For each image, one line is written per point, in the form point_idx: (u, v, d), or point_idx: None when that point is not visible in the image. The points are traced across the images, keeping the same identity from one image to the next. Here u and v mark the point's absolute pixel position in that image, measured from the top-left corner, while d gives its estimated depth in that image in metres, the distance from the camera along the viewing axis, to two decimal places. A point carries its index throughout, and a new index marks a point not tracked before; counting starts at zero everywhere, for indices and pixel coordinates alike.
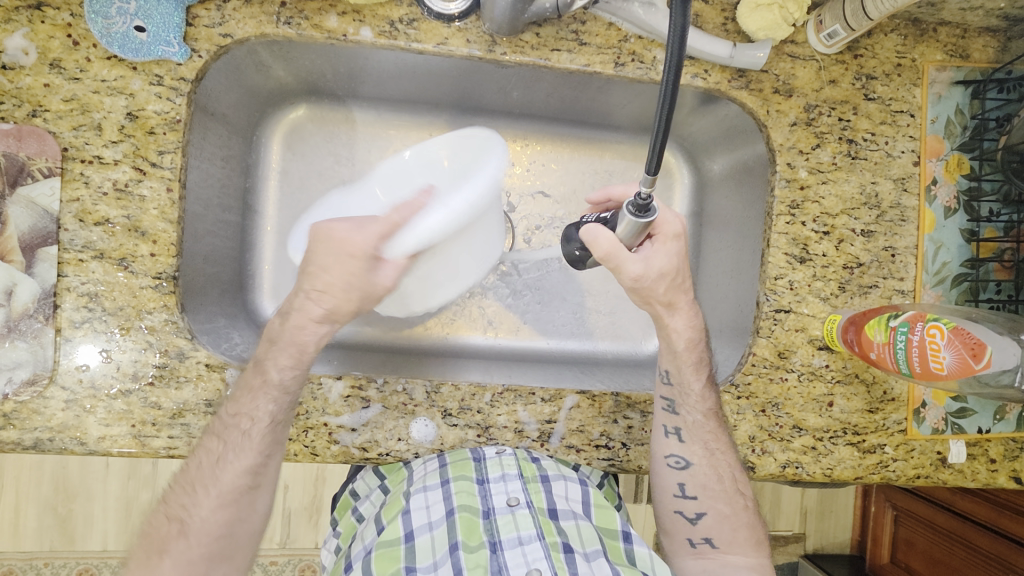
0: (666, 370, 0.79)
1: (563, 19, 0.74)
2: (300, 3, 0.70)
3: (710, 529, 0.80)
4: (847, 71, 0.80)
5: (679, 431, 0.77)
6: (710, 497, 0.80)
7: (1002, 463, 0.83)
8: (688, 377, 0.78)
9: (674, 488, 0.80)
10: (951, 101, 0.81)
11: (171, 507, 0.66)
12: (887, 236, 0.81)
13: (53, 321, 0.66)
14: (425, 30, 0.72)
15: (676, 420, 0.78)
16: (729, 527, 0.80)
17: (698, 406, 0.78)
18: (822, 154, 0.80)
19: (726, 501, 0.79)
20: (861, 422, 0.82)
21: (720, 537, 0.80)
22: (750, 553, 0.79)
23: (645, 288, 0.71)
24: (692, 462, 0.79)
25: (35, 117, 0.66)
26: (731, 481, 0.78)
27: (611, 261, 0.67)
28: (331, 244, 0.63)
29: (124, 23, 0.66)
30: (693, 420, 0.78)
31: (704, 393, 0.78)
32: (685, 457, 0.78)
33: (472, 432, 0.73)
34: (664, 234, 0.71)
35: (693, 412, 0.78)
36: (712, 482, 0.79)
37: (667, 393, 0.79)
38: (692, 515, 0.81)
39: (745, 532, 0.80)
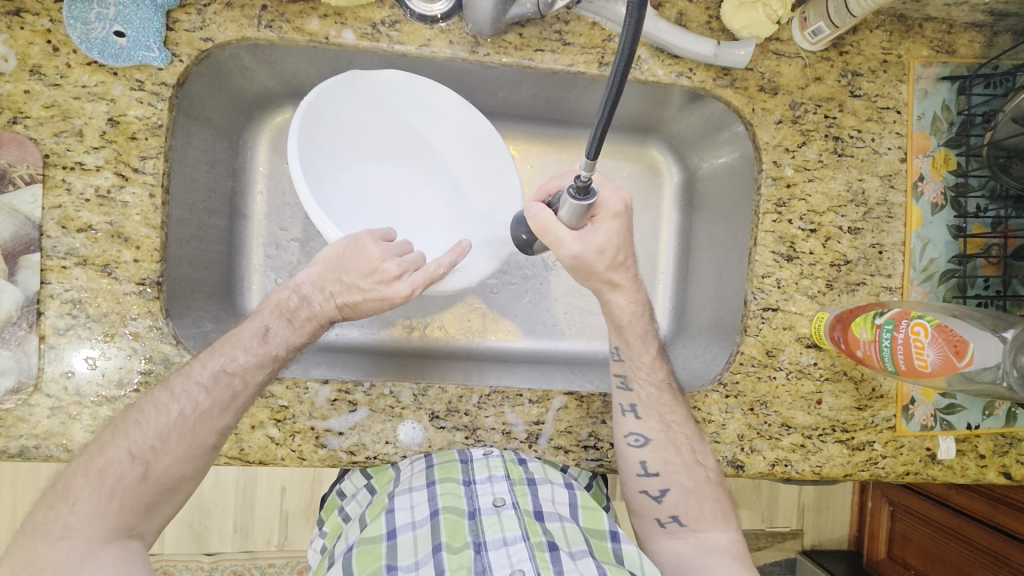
0: (616, 346, 0.79)
1: (546, 19, 0.74)
2: (282, 7, 0.70)
3: (678, 507, 0.76)
4: (833, 68, 0.80)
5: (633, 407, 0.77)
6: (673, 472, 0.76)
7: (992, 458, 0.83)
8: (638, 350, 0.79)
9: (635, 467, 0.76)
10: (937, 97, 0.81)
11: (136, 446, 0.62)
12: (874, 233, 0.81)
13: (38, 328, 0.66)
14: (407, 32, 0.72)
15: (630, 395, 0.77)
16: (695, 502, 0.76)
17: (649, 379, 0.79)
18: (808, 151, 0.80)
19: (688, 475, 0.76)
20: (850, 420, 0.82)
21: (689, 514, 0.76)
22: (721, 530, 0.76)
23: (586, 264, 0.70)
24: (650, 437, 0.75)
25: (15, 124, 0.65)
26: (689, 451, 0.76)
27: (546, 238, 0.66)
28: (362, 254, 0.68)
29: (104, 29, 0.66)
30: (645, 394, 0.77)
31: (653, 364, 0.79)
32: (642, 433, 0.76)
33: (460, 435, 0.74)
34: (603, 213, 0.69)
35: (646, 386, 0.78)
36: (671, 455, 0.76)
37: (620, 369, 0.79)
38: (658, 494, 0.77)
39: (713, 507, 0.76)
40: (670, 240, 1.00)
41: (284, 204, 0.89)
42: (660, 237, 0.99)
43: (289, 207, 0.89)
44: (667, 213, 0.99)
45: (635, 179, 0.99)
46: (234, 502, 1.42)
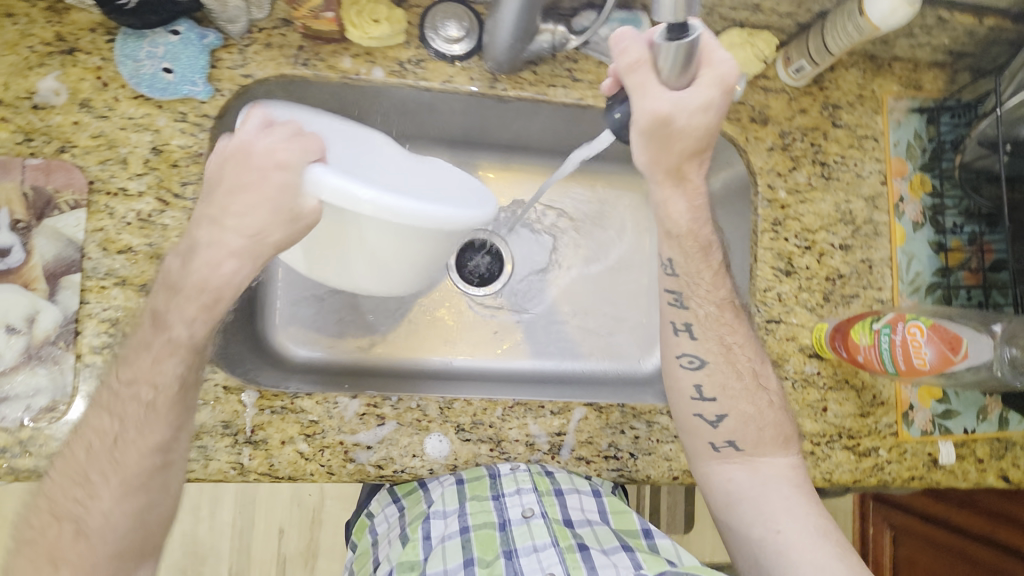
0: (671, 256, 0.77)
1: (558, 59, 0.82)
2: (317, 48, 0.76)
3: (732, 431, 0.77)
4: (815, 102, 0.88)
5: (689, 327, 0.78)
6: (731, 397, 0.77)
7: (989, 462, 0.89)
8: (698, 263, 0.76)
9: (691, 390, 0.77)
10: (909, 127, 0.89)
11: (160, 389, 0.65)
12: (863, 249, 0.88)
13: (75, 346, 0.68)
14: (432, 70, 0.78)
15: (684, 314, 0.78)
16: (754, 428, 0.77)
17: (709, 297, 0.77)
18: (799, 175, 0.87)
19: (748, 400, 0.77)
20: (855, 426, 0.86)
21: (744, 439, 0.77)
22: (778, 453, 0.77)
23: (670, 130, 0.65)
24: (706, 360, 0.78)
25: (64, 153, 0.69)
26: (750, 374, 0.78)
27: (631, 76, 0.63)
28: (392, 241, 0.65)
29: (153, 66, 0.71)
30: (703, 312, 0.78)
31: (714, 282, 0.78)
32: (696, 355, 0.78)
33: (485, 447, 0.76)
34: (710, 77, 0.62)
35: (705, 304, 0.78)
36: (730, 379, 0.77)
37: (674, 286, 0.78)
38: (714, 419, 0.77)
39: (772, 433, 0.77)
40: None
41: None
42: (661, 262, 1.06)
43: None
44: None
45: (635, 208, 1.06)
46: (231, 546, 1.45)
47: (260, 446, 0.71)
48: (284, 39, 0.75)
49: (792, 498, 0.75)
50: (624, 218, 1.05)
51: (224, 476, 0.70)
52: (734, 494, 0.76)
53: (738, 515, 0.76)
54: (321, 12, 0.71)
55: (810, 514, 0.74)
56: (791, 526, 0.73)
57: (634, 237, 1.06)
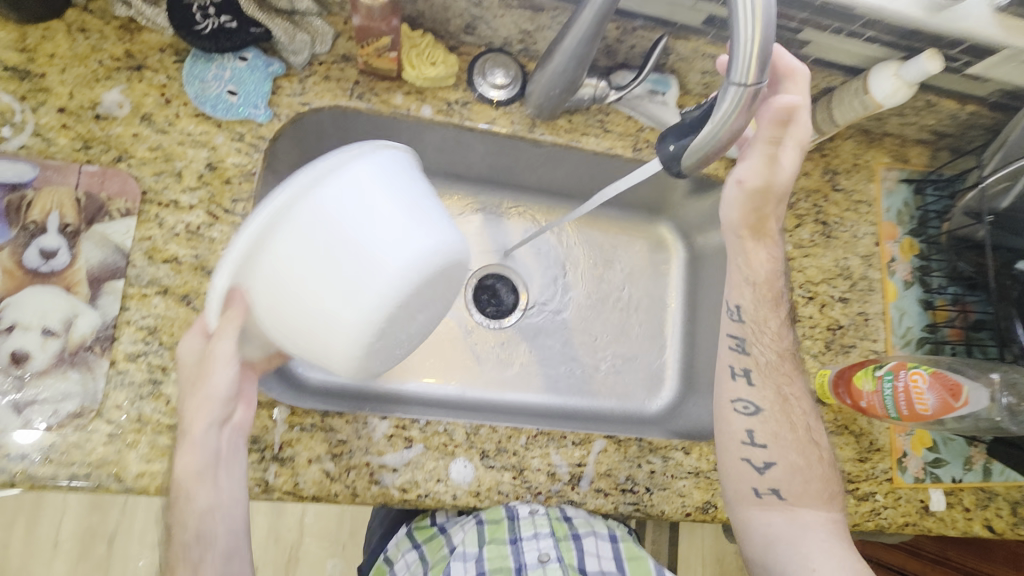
0: (739, 305, 0.85)
1: (591, 111, 0.89)
2: (372, 83, 0.81)
3: (777, 480, 0.81)
4: (817, 167, 0.97)
5: (747, 373, 0.85)
6: (783, 446, 0.82)
7: (976, 511, 0.93)
8: (767, 314, 0.84)
9: (742, 434, 0.83)
10: (899, 195, 0.99)
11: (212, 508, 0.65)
12: (860, 303, 0.95)
13: (110, 352, 0.68)
14: (477, 111, 0.84)
15: (745, 360, 0.85)
16: (801, 480, 0.81)
17: (770, 346, 0.85)
18: (802, 233, 0.95)
19: (798, 450, 0.82)
20: (854, 470, 0.90)
21: (788, 489, 0.81)
22: (822, 508, 0.80)
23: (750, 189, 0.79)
24: (762, 407, 0.83)
25: (120, 162, 0.71)
26: (804, 429, 0.83)
27: None
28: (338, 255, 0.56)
29: (218, 87, 0.74)
30: (761, 359, 0.84)
31: (778, 332, 0.86)
32: (752, 402, 0.83)
33: (508, 474, 0.77)
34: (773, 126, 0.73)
35: (766, 353, 0.85)
36: (783, 429, 0.83)
37: (739, 332, 0.85)
38: (761, 466, 0.82)
39: (818, 486, 0.81)
40: (678, 308, 1.11)
41: None
42: (669, 306, 1.11)
43: None
44: (675, 285, 1.12)
45: (646, 253, 1.12)
46: None
47: (287, 463, 0.71)
48: (342, 74, 0.80)
49: (829, 545, 0.78)
50: (635, 263, 1.11)
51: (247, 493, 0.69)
52: (770, 538, 0.80)
53: (777, 557, 0.80)
54: (385, 52, 0.75)
55: (848, 560, 0.77)
56: (825, 567, 0.77)
57: (644, 282, 1.11)
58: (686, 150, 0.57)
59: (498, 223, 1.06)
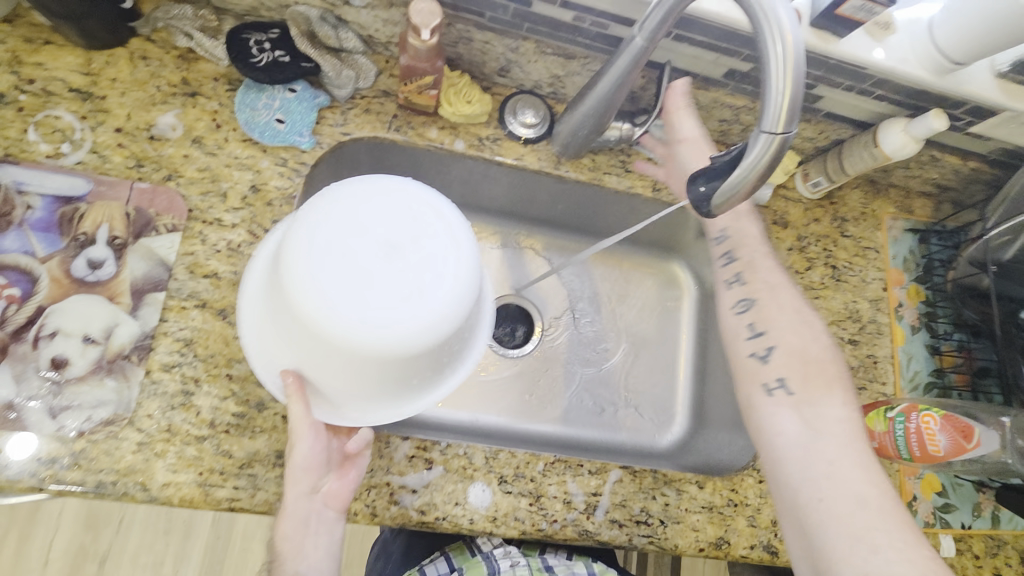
0: (721, 227, 0.87)
1: (613, 152, 0.93)
2: (409, 117, 0.85)
3: (783, 368, 0.77)
4: (827, 213, 1.01)
5: (738, 278, 0.84)
6: (778, 329, 0.79)
7: (985, 559, 0.94)
8: (744, 223, 0.87)
9: (744, 330, 0.80)
10: (905, 243, 1.03)
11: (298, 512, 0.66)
12: (868, 345, 0.97)
13: (146, 362, 0.69)
14: (506, 147, 0.89)
15: (734, 267, 0.85)
16: (800, 362, 0.76)
17: (765, 265, 0.84)
18: (813, 275, 0.98)
19: (794, 332, 0.78)
20: None
21: (793, 379, 0.76)
22: (836, 404, 0.74)
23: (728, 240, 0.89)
24: (755, 300, 0.81)
25: (170, 181, 0.75)
26: (791, 309, 0.80)
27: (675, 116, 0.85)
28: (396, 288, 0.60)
29: (267, 115, 0.79)
30: (749, 261, 0.84)
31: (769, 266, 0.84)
32: (747, 298, 0.82)
33: (524, 500, 0.77)
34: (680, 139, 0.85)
35: (755, 261, 0.85)
36: (776, 313, 0.80)
37: (722, 248, 0.86)
38: (764, 355, 0.78)
39: (819, 373, 0.77)
40: (689, 345, 1.13)
41: None
42: (680, 343, 1.13)
43: None
44: (686, 322, 1.14)
45: (658, 290, 1.15)
46: None
47: None
48: (382, 108, 0.85)
49: (842, 466, 0.70)
50: (648, 299, 1.14)
51: (269, 509, 0.69)
52: (780, 449, 0.72)
53: (784, 474, 0.72)
54: (426, 89, 0.79)
55: (860, 478, 0.68)
56: (833, 493, 0.68)
57: (655, 318, 1.13)
58: (714, 192, 0.60)
59: (517, 256, 1.10)
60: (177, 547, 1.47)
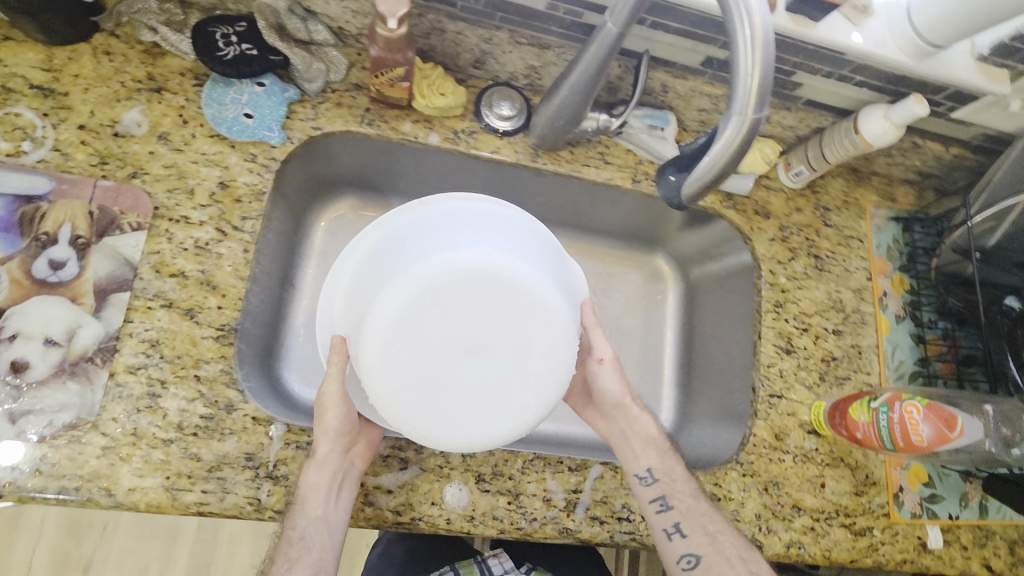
0: (647, 466, 0.80)
1: (592, 144, 0.92)
2: (382, 110, 0.84)
3: (677, 514, 0.76)
4: (809, 203, 1.00)
5: (662, 501, 0.77)
6: (676, 490, 0.78)
7: (973, 549, 0.93)
8: (671, 462, 0.81)
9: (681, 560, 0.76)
10: (888, 232, 1.02)
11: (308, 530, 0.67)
12: (852, 335, 0.96)
13: (110, 364, 0.68)
14: (482, 140, 0.87)
15: (671, 515, 0.77)
16: (695, 515, 0.76)
17: (686, 492, 0.78)
18: (796, 265, 0.97)
19: (705, 521, 0.76)
20: (850, 504, 0.89)
21: (691, 536, 0.75)
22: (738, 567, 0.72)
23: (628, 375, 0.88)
24: (700, 555, 0.75)
25: (134, 178, 0.73)
26: (682, 479, 0.80)
27: None
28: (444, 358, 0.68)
29: (235, 110, 0.77)
30: (686, 507, 0.77)
31: (663, 454, 0.81)
32: (661, 501, 0.77)
33: (503, 499, 0.76)
34: None
35: (685, 500, 0.78)
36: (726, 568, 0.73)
37: (653, 492, 0.78)
38: (661, 506, 0.77)
39: (708, 515, 0.76)
40: (674, 338, 1.13)
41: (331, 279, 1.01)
42: (664, 336, 1.12)
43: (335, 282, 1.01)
44: (671, 315, 1.13)
45: (642, 284, 1.13)
46: None
47: (281, 482, 0.70)
48: (354, 101, 0.83)
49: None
50: (632, 293, 1.13)
51: (239, 512, 0.68)
52: None
53: None
54: (398, 82, 0.77)
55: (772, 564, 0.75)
56: None
57: (639, 311, 1.13)
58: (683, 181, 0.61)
59: None
60: (162, 552, 1.46)
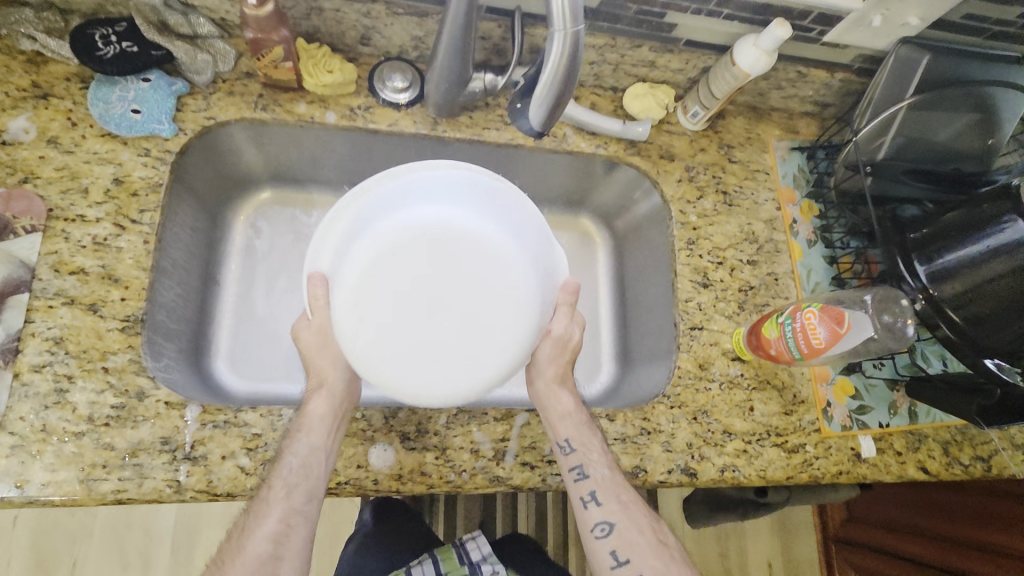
0: (566, 438, 0.79)
1: (490, 107, 0.94)
2: (275, 95, 0.86)
3: (619, 540, 0.77)
4: (712, 143, 1.03)
5: (593, 496, 0.77)
6: (623, 516, 0.77)
7: (907, 454, 0.96)
8: (589, 438, 0.79)
9: (607, 558, 0.77)
10: (793, 162, 1.05)
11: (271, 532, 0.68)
12: (768, 264, 0.99)
13: (14, 364, 0.68)
14: (379, 114, 0.89)
15: (588, 485, 0.77)
16: (637, 534, 0.77)
17: (601, 461, 0.79)
18: (705, 203, 0.99)
19: (640, 530, 0.77)
20: (780, 424, 0.92)
21: (629, 550, 0.76)
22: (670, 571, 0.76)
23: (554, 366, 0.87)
24: (614, 523, 0.77)
25: (26, 183, 0.74)
26: (621, 489, 0.78)
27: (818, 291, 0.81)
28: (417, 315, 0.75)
29: (122, 107, 0.79)
30: (601, 477, 0.78)
31: (594, 443, 0.79)
32: (604, 514, 0.77)
33: (430, 455, 0.78)
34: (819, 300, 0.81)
35: (601, 470, 0.78)
36: (636, 535, 0.77)
37: (573, 461, 0.78)
38: (602, 527, 0.77)
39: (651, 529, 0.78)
40: (607, 292, 1.15)
41: (257, 272, 1.03)
42: (598, 292, 1.15)
43: (262, 275, 1.03)
44: (602, 271, 1.16)
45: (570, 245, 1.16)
46: None
47: (200, 462, 0.70)
48: (246, 88, 0.85)
49: None
50: (561, 254, 1.16)
51: (159, 496, 0.69)
52: None
53: None
54: (280, 62, 0.79)
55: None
56: None
57: (569, 273, 1.16)
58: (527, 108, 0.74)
59: None
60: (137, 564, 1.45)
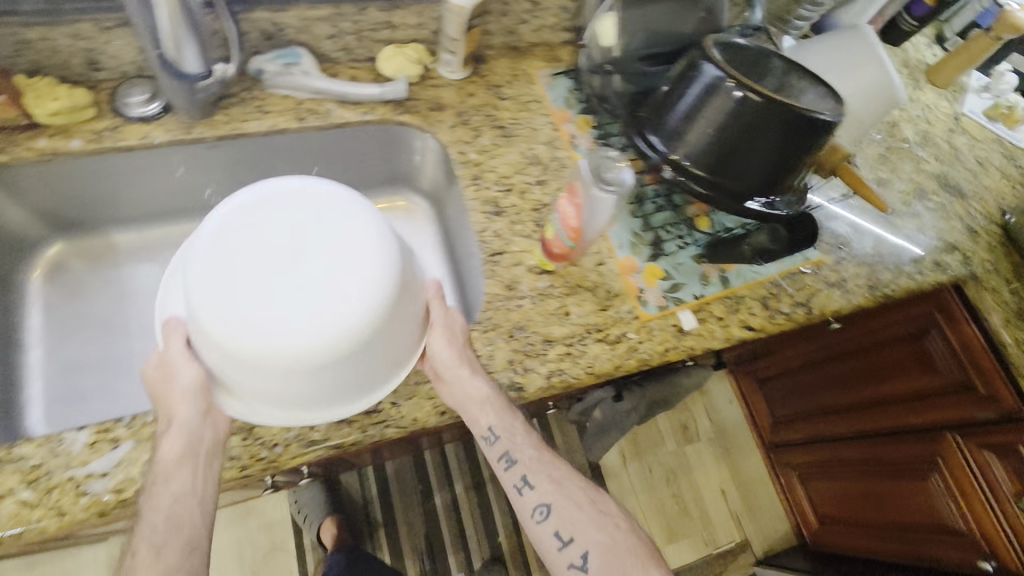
0: (488, 424, 0.80)
1: (246, 101, 0.96)
2: (12, 136, 0.86)
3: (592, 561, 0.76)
4: (480, 86, 1.08)
5: (524, 479, 0.80)
6: (582, 529, 0.78)
7: (729, 317, 1.00)
8: (510, 420, 0.81)
9: (552, 542, 0.78)
10: (561, 86, 1.12)
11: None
12: (557, 180, 1.03)
13: None
14: (128, 131, 0.90)
15: (518, 469, 0.81)
16: (611, 554, 0.76)
17: (525, 441, 0.82)
18: (483, 140, 1.04)
19: (596, 526, 0.78)
20: (599, 320, 0.94)
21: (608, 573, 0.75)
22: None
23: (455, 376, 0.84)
24: (548, 502, 0.79)
25: None
26: (588, 502, 0.81)
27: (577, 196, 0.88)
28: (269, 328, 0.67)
29: None
30: (529, 458, 0.81)
31: (521, 431, 0.83)
32: (542, 503, 0.79)
33: (236, 438, 0.76)
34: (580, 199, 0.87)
35: (527, 450, 0.82)
36: (573, 512, 0.79)
37: (500, 448, 0.81)
38: (567, 544, 0.77)
39: (630, 550, 0.77)
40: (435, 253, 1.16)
41: (66, 321, 1.00)
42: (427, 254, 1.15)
43: (72, 322, 1.00)
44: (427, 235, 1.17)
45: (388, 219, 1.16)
46: None
47: None
48: None
49: None
50: None
51: None
52: None
53: None
54: None
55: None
56: None
57: None
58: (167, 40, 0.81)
59: None
60: None
